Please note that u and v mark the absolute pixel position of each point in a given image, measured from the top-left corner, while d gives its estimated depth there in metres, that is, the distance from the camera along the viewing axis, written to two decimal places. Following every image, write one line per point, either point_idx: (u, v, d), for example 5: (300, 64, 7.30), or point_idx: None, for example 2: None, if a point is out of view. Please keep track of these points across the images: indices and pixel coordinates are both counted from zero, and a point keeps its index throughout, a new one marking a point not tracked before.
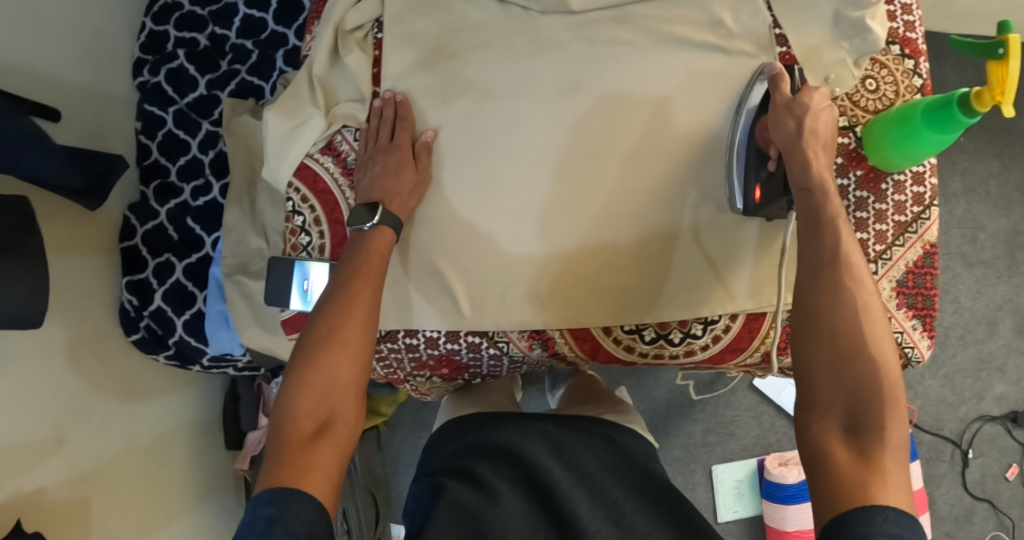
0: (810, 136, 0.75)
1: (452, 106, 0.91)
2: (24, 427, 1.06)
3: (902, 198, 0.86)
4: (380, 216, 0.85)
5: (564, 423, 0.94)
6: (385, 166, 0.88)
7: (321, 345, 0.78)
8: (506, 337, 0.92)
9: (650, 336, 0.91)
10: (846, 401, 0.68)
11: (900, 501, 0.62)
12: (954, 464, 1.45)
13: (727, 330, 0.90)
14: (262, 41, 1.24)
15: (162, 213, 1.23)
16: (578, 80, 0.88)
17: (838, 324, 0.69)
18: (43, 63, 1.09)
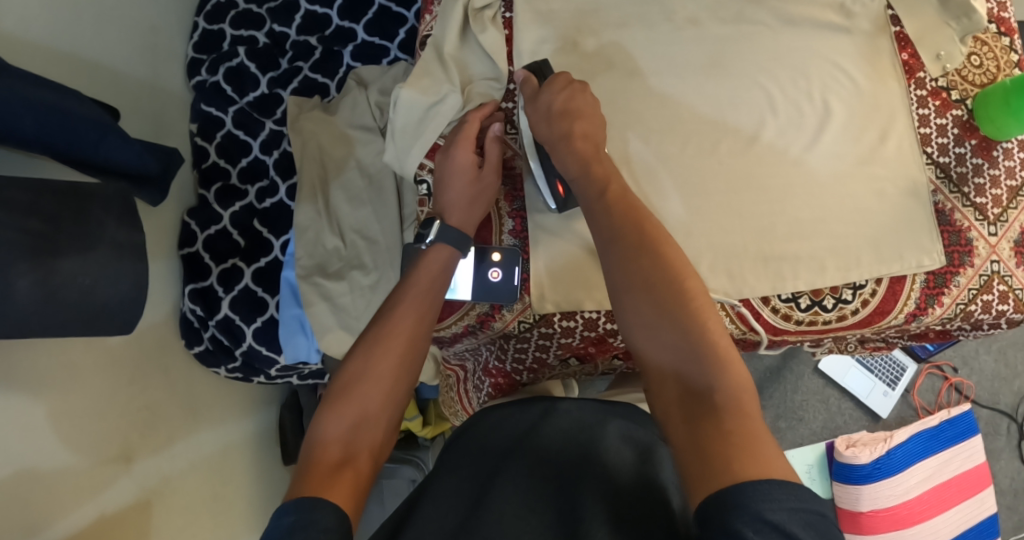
0: (562, 119, 0.78)
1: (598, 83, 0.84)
2: (91, 447, 0.99)
3: (1012, 164, 0.86)
4: (436, 233, 0.81)
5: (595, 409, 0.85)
6: (445, 176, 0.83)
7: (353, 374, 0.73)
8: None
9: (806, 303, 0.82)
10: (680, 378, 0.66)
11: (778, 470, 0.58)
12: (1012, 437, 1.48)
13: (874, 294, 0.83)
14: (327, 37, 1.21)
15: (225, 217, 1.17)
16: (722, 58, 0.84)
17: (649, 299, 0.69)
18: (104, 60, 1.04)
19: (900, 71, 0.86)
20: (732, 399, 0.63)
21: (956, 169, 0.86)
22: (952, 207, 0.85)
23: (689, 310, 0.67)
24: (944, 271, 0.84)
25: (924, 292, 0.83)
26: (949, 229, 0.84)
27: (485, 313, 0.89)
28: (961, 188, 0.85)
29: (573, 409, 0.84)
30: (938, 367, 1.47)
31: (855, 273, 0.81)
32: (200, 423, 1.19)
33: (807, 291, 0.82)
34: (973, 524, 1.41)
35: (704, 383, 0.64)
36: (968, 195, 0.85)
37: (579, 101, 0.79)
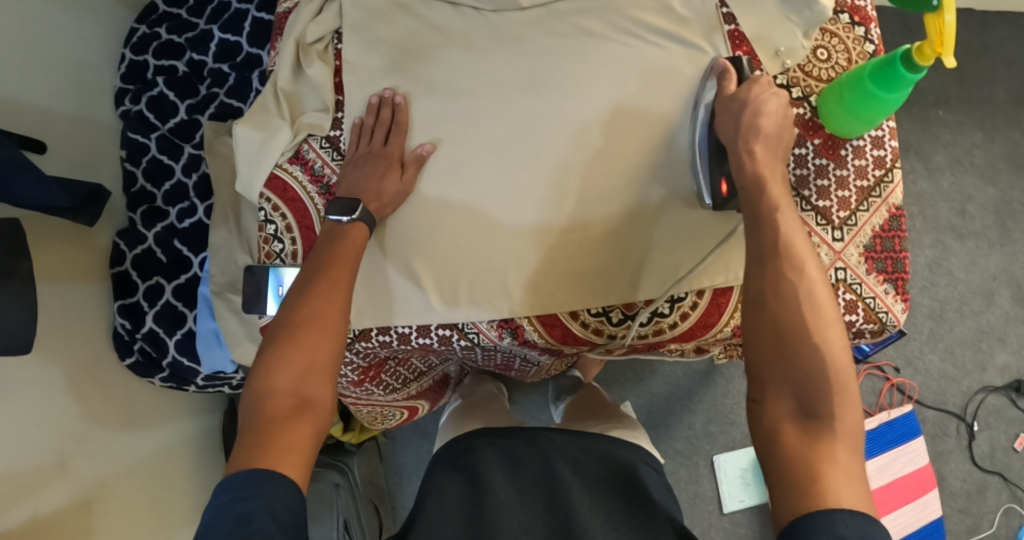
0: (749, 130, 0.75)
1: (420, 103, 0.88)
2: (25, 455, 1.07)
3: (862, 163, 0.84)
4: (359, 214, 0.82)
5: (569, 435, 1.03)
6: (376, 169, 0.84)
7: (297, 325, 0.75)
8: (476, 328, 0.87)
9: (617, 317, 0.87)
10: (791, 386, 0.66)
11: (856, 501, 0.60)
12: (961, 438, 1.44)
13: (695, 307, 0.86)
14: (238, 64, 1.27)
15: (150, 236, 1.25)
16: (542, 75, 0.86)
17: (782, 311, 0.68)
18: (30, 96, 1.13)
19: (734, 71, 0.84)
20: (836, 400, 0.64)
21: (795, 172, 0.84)
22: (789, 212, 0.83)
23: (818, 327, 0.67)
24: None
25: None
26: None
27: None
28: (800, 191, 0.84)
29: (555, 437, 1.01)
30: (878, 368, 1.43)
31: (673, 287, 0.84)
32: (136, 428, 1.28)
33: (620, 305, 0.86)
34: (916, 528, 1.37)
35: (816, 386, 0.65)
36: (808, 198, 0.84)
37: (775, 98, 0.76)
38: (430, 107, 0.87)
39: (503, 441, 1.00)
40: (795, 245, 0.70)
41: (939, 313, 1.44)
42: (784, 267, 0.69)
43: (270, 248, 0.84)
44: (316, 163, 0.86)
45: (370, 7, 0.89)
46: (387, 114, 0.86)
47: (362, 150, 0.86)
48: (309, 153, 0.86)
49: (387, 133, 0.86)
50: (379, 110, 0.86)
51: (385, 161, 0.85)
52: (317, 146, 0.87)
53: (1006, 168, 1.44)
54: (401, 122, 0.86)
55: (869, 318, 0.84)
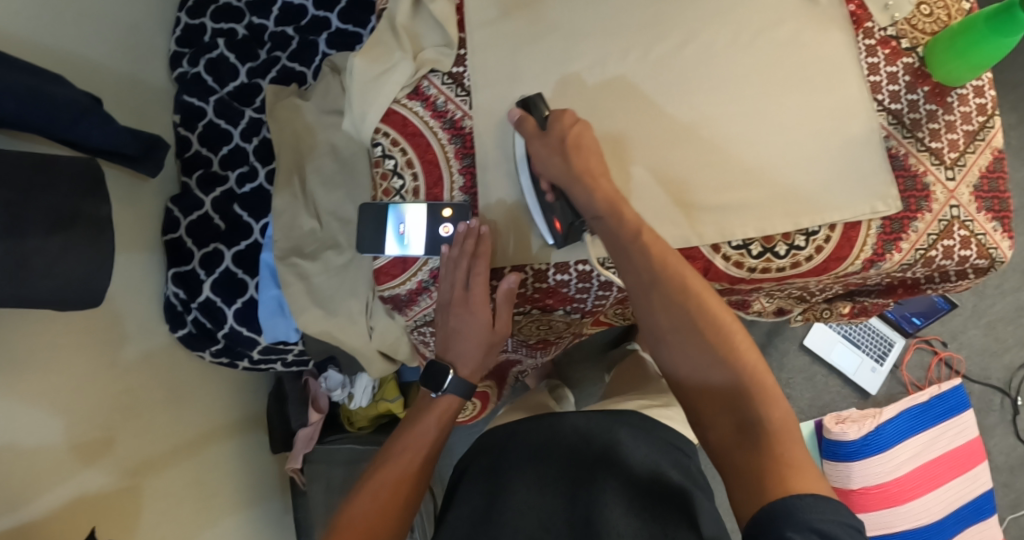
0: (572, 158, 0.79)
1: (539, 47, 0.85)
2: (73, 426, 1.01)
3: (967, 109, 0.84)
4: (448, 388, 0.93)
5: (594, 415, 0.97)
6: (465, 317, 0.88)
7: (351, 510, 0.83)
8: (617, 262, 0.86)
9: (757, 250, 0.82)
10: (726, 409, 0.72)
11: (810, 483, 0.66)
12: (1004, 413, 1.47)
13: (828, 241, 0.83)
14: (303, 27, 1.24)
15: (207, 202, 1.21)
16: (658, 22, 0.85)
17: (683, 335, 0.75)
18: (86, 51, 1.08)
19: (845, 22, 0.83)
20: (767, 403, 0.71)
21: (909, 116, 0.83)
22: (906, 152, 0.82)
23: (719, 338, 0.74)
24: (902, 216, 0.82)
25: (882, 237, 0.82)
26: (903, 174, 0.82)
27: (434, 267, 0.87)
28: (914, 134, 0.83)
29: (580, 421, 0.95)
30: (926, 341, 1.46)
31: (807, 218, 0.81)
32: (182, 406, 1.21)
33: (758, 238, 0.82)
34: (968, 500, 1.39)
35: (743, 401, 0.72)
36: (922, 140, 0.83)
37: (572, 145, 0.80)
38: (554, 51, 0.85)
39: (528, 428, 0.97)
40: (673, 265, 0.76)
41: (980, 289, 1.49)
42: (676, 290, 0.75)
43: (392, 185, 0.84)
44: (439, 98, 0.84)
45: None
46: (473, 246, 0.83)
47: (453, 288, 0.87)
48: (431, 89, 0.84)
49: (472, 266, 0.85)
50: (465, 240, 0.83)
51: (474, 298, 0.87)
52: (439, 82, 0.85)
53: None
54: (485, 252, 0.84)
55: (980, 254, 0.84)
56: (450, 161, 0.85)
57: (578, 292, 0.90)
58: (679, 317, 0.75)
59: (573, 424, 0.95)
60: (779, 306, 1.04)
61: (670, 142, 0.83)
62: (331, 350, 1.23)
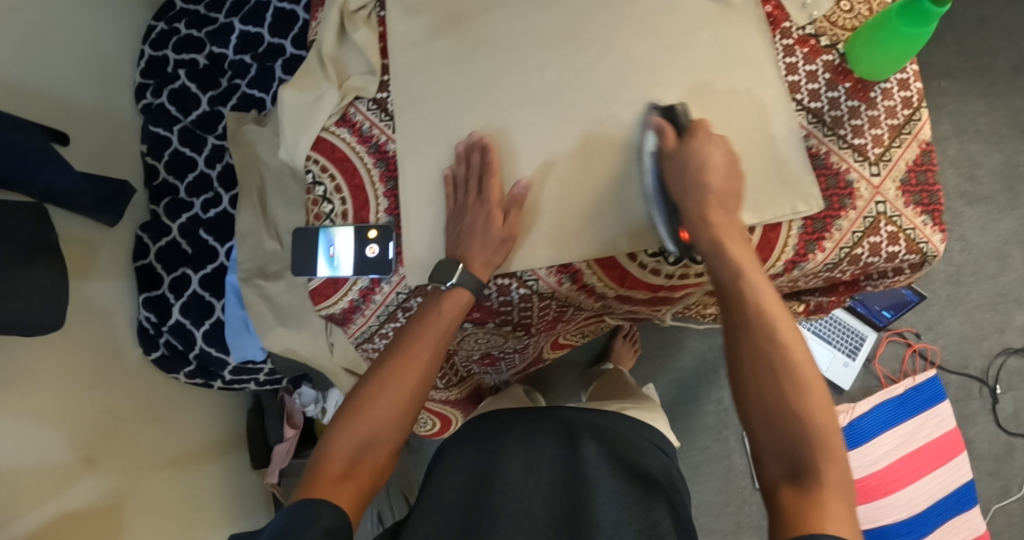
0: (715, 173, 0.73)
1: (466, 65, 0.81)
2: (52, 447, 1.05)
3: (891, 104, 0.83)
4: (460, 277, 0.76)
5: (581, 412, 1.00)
6: (477, 221, 0.77)
7: (368, 394, 0.76)
8: (534, 274, 0.80)
9: (674, 256, 0.80)
10: (758, 417, 0.68)
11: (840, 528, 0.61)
12: (985, 401, 1.46)
13: (747, 244, 0.81)
14: (261, 54, 1.26)
15: (174, 228, 1.25)
16: (585, 25, 0.81)
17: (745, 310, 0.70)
18: (54, 86, 1.12)
19: (763, 25, 0.82)
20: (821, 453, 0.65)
21: (829, 113, 0.82)
22: (827, 150, 0.82)
23: (780, 333, 0.68)
24: (824, 215, 0.81)
25: (804, 237, 0.81)
26: (825, 173, 0.81)
27: (365, 288, 0.83)
28: (836, 131, 0.82)
29: (565, 414, 0.98)
30: (899, 333, 1.45)
31: None
32: (164, 424, 1.25)
33: None
34: (950, 491, 1.37)
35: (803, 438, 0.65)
36: (844, 138, 0.82)
37: (719, 158, 0.73)
38: (477, 66, 0.81)
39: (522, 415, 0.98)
40: (742, 257, 0.71)
41: (956, 278, 1.46)
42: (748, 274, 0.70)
43: (321, 209, 0.84)
44: (364, 125, 0.84)
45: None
46: (479, 159, 0.78)
47: (459, 204, 0.78)
48: (357, 116, 0.84)
49: (479, 181, 0.78)
50: (468, 158, 0.79)
51: (486, 209, 0.77)
52: (366, 109, 0.84)
53: (1011, 134, 1.46)
54: (492, 164, 0.77)
55: (910, 249, 0.83)
56: (376, 186, 0.82)
57: (502, 306, 0.84)
58: (732, 347, 0.70)
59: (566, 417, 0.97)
60: None
61: (580, 155, 0.79)
62: (300, 368, 1.26)
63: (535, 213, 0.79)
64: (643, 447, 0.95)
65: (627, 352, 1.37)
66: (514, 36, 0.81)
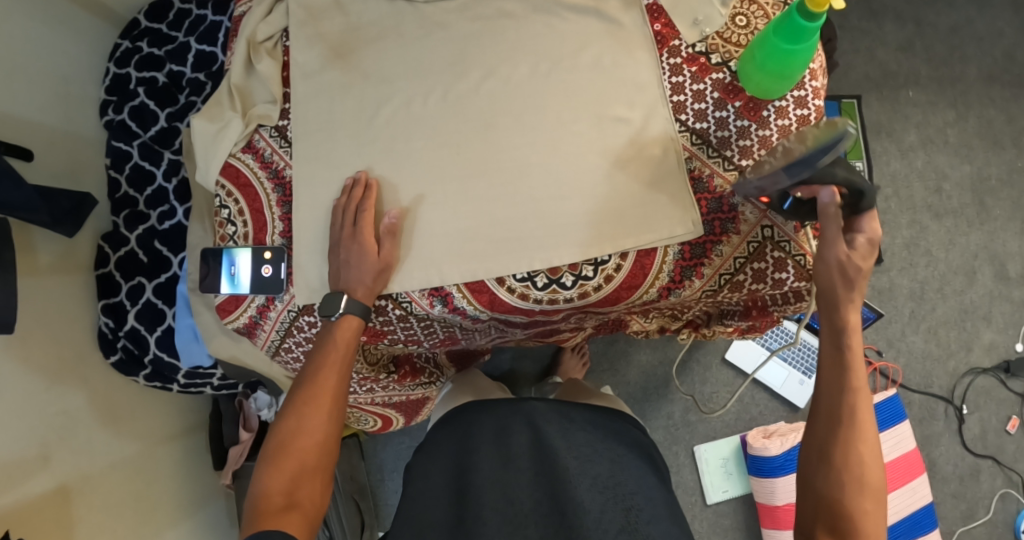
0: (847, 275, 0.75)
1: (353, 95, 0.86)
2: (12, 445, 1.11)
3: (785, 123, 0.82)
4: (346, 306, 0.80)
5: (555, 410, 0.99)
6: (351, 256, 0.80)
7: (290, 429, 0.77)
8: (407, 297, 0.85)
9: (543, 282, 0.82)
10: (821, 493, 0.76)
11: None
12: (950, 422, 1.41)
13: (619, 270, 0.82)
14: (214, 73, 1.31)
15: (132, 239, 1.31)
16: (464, 58, 0.85)
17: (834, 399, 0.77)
18: (18, 106, 1.19)
19: (650, 43, 0.84)
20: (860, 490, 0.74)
21: (716, 134, 0.83)
22: (710, 172, 0.82)
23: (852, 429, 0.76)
24: (704, 241, 0.81)
25: (679, 264, 0.82)
26: (706, 197, 0.81)
27: (261, 305, 0.87)
28: (722, 152, 0.82)
29: (544, 410, 0.98)
30: None
31: (594, 249, 0.81)
32: (120, 426, 1.32)
33: (544, 270, 0.82)
34: (907, 514, 1.34)
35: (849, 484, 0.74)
36: (730, 159, 0.82)
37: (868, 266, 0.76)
38: (366, 94, 0.86)
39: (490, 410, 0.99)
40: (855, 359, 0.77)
41: (920, 294, 1.42)
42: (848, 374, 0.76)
43: (225, 232, 0.87)
44: (266, 151, 0.87)
45: (312, 6, 0.89)
46: (359, 193, 0.82)
47: (337, 233, 0.82)
48: (260, 142, 0.88)
49: (356, 214, 0.82)
50: (352, 191, 0.83)
51: (360, 241, 0.81)
52: (268, 136, 0.88)
53: (981, 145, 1.43)
54: (368, 198, 0.82)
55: (798, 276, 0.82)
56: (273, 210, 0.86)
57: (385, 327, 0.89)
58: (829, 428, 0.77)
59: (533, 409, 0.98)
60: (658, 325, 1.08)
61: (453, 182, 0.83)
62: (251, 375, 1.31)
63: (411, 236, 0.83)
64: (616, 437, 0.99)
65: (574, 365, 1.38)
66: (402, 64, 0.86)
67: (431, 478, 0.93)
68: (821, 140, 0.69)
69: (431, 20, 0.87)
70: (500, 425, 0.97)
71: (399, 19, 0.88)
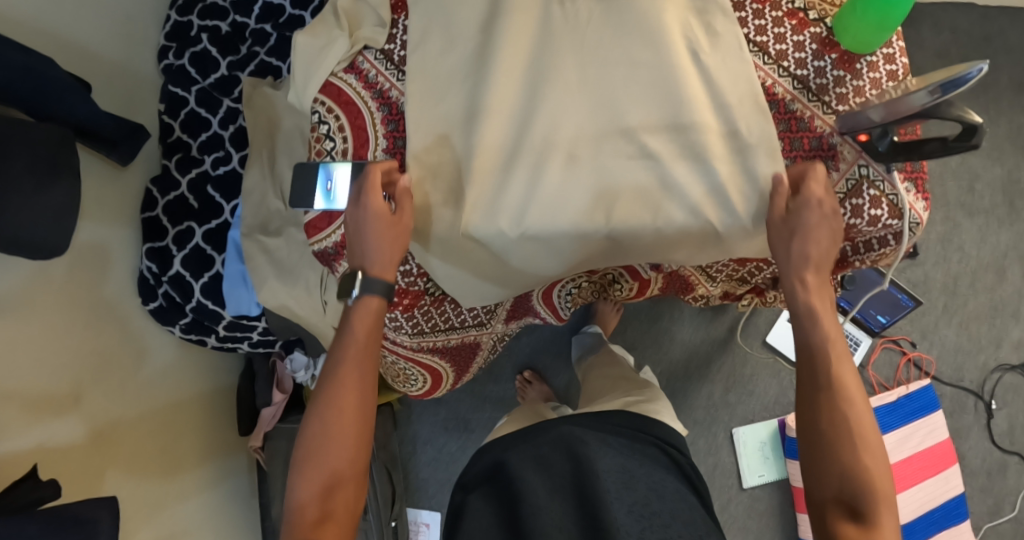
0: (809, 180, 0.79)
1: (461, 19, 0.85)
2: (44, 379, 1.07)
3: (876, 76, 0.84)
4: (361, 286, 0.83)
5: (586, 427, 1.01)
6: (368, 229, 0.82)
7: (309, 441, 0.79)
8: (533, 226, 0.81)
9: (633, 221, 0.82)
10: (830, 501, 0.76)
11: None
12: (979, 416, 1.44)
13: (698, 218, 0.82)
14: (280, 24, 1.32)
15: (183, 183, 1.28)
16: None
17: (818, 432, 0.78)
18: (81, 36, 1.18)
19: None
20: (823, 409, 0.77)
21: (814, 81, 0.84)
22: (811, 115, 0.84)
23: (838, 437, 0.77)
24: None
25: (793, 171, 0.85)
26: (807, 135, 0.84)
27: None
28: (821, 97, 0.84)
29: (573, 430, 0.98)
30: (894, 341, 1.44)
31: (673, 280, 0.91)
32: (152, 373, 1.27)
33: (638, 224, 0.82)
34: (939, 503, 1.35)
35: (814, 397, 0.79)
36: (828, 104, 0.84)
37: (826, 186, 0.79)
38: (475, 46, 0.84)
39: (524, 443, 0.99)
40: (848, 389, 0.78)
41: (953, 289, 1.46)
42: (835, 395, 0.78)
43: (322, 146, 0.87)
44: (371, 72, 0.87)
45: None
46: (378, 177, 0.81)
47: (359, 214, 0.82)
48: (364, 64, 0.87)
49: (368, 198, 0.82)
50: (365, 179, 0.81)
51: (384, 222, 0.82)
52: (373, 58, 0.88)
53: (1012, 149, 1.49)
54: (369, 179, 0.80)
55: (892, 214, 0.85)
56: (376, 127, 0.86)
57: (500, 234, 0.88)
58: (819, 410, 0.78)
59: (567, 431, 0.99)
60: (724, 289, 1.09)
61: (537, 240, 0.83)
62: (293, 331, 1.28)
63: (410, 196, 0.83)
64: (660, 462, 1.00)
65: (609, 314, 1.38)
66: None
67: (479, 513, 0.92)
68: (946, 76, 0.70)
69: (524, 72, 0.83)
70: (539, 452, 0.96)
71: (513, 30, 0.83)
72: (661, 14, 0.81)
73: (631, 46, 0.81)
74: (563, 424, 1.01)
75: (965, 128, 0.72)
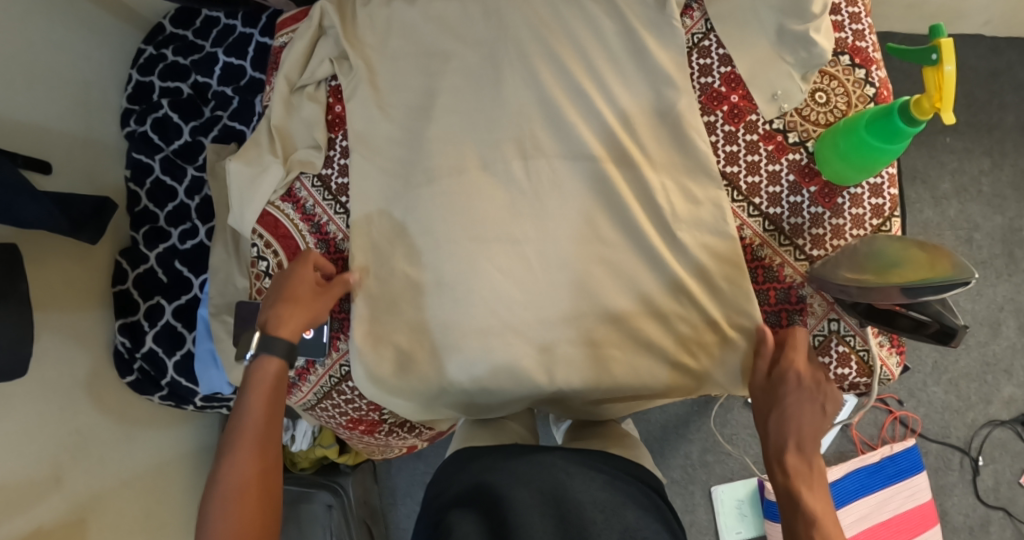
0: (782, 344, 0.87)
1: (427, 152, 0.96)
2: (23, 466, 1.03)
3: (859, 212, 0.91)
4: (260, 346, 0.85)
5: (576, 462, 0.84)
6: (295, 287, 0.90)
7: (225, 486, 0.77)
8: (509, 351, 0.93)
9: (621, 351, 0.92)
10: None
11: None
12: (964, 473, 1.41)
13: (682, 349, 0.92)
14: (242, 87, 1.29)
15: (152, 257, 1.28)
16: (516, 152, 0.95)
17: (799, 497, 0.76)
18: (38, 113, 1.13)
19: (730, 117, 0.94)
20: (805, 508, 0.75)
21: (790, 219, 0.93)
22: (782, 261, 0.93)
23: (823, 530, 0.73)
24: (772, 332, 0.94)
25: (765, 309, 0.94)
26: (776, 286, 0.93)
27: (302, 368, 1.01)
28: (795, 240, 0.93)
29: (557, 461, 0.82)
30: (881, 400, 1.41)
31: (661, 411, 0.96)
32: (133, 441, 1.25)
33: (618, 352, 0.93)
34: None
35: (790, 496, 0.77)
36: (802, 247, 0.93)
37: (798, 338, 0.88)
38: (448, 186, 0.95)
39: (503, 466, 0.82)
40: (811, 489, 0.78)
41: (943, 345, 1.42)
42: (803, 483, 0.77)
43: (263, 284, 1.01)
44: (307, 202, 1.00)
45: (372, 62, 1.00)
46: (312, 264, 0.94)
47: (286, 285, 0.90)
48: (301, 191, 1.01)
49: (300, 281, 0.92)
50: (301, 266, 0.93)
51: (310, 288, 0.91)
52: (309, 184, 1.01)
53: (1015, 196, 1.41)
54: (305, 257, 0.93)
55: (861, 371, 0.92)
56: None
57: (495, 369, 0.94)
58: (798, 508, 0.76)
59: (551, 461, 0.82)
60: None
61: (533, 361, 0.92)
62: None
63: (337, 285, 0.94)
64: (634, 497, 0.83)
65: None
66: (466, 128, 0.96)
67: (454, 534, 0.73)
68: (926, 280, 0.76)
69: (497, 219, 0.95)
70: (522, 473, 0.79)
71: (489, 189, 0.96)
72: (612, 176, 0.93)
73: (592, 209, 0.94)
74: (552, 451, 0.86)
75: (945, 327, 0.79)
